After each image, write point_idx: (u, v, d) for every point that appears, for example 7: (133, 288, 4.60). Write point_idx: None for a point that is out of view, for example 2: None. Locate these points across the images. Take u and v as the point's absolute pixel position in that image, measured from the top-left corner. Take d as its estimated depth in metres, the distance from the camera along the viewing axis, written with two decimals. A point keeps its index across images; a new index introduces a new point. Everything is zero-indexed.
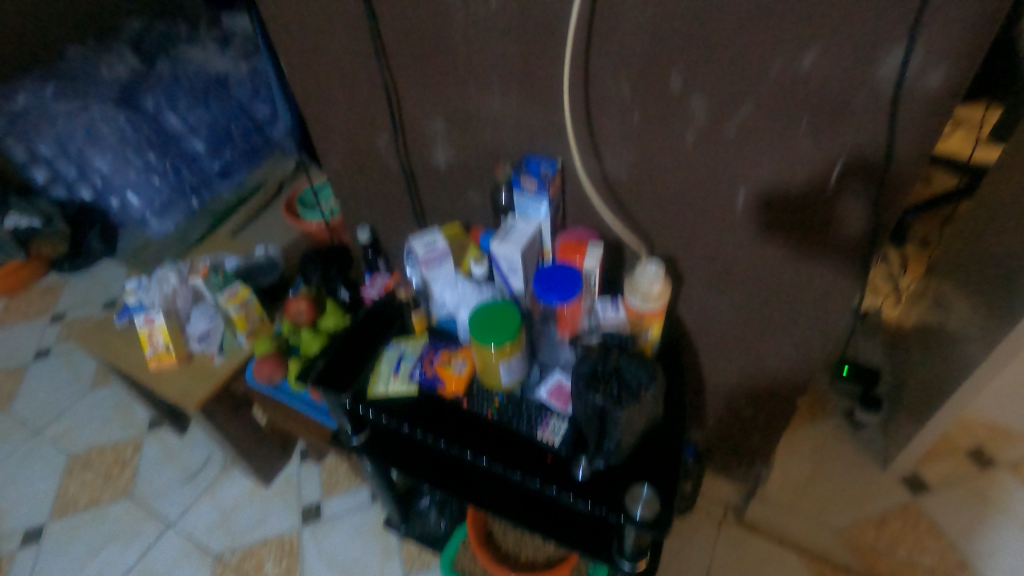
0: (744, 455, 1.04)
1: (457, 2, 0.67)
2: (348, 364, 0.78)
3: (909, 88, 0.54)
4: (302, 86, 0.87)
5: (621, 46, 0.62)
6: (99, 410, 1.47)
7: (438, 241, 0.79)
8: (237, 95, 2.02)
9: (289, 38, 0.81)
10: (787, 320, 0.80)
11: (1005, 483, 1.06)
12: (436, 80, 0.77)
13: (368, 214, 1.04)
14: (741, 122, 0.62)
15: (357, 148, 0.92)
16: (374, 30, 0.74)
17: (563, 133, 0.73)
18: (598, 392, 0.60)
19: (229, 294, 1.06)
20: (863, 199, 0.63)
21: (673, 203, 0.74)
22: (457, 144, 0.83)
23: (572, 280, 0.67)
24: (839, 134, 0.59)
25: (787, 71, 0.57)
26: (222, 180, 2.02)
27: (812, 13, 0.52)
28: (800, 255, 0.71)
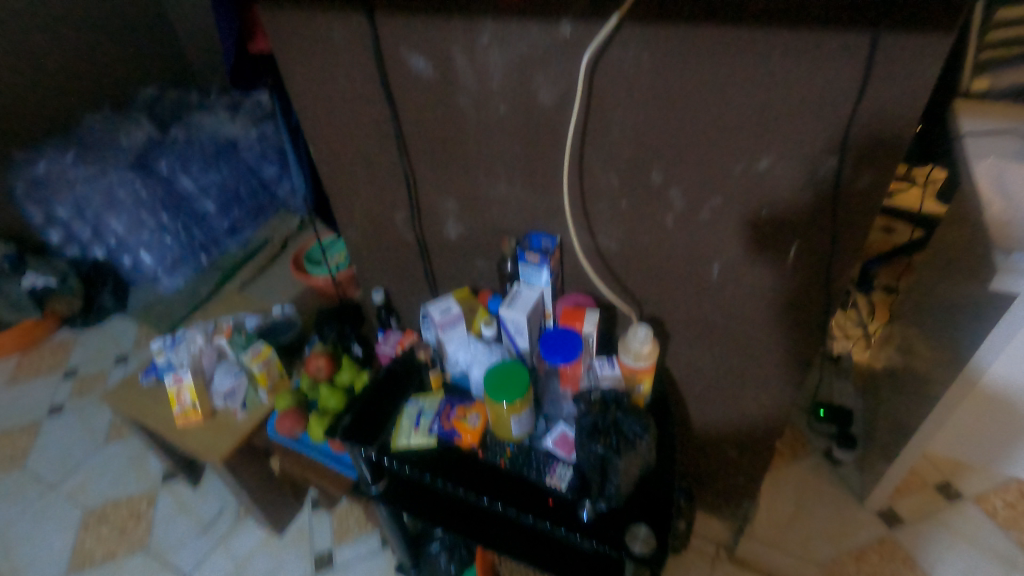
0: (732, 494, 1.12)
1: (471, 108, 0.79)
2: (372, 418, 0.86)
3: (845, 187, 0.66)
4: (328, 170, 0.99)
5: (609, 148, 0.75)
6: (113, 464, 1.52)
7: (452, 306, 0.89)
8: (246, 158, 2.14)
9: (320, 131, 0.93)
10: (761, 371, 0.90)
11: (971, 515, 1.14)
12: (449, 168, 0.88)
13: (382, 278, 1.15)
14: (711, 210, 0.74)
15: (376, 222, 1.03)
16: (397, 127, 0.86)
17: (561, 214, 0.85)
18: (599, 441, 0.70)
19: (253, 353, 1.15)
20: (817, 271, 0.74)
21: (658, 273, 0.85)
22: (467, 220, 0.94)
23: (574, 342, 0.77)
24: (793, 220, 0.71)
25: (747, 171, 0.69)
26: (229, 237, 2.17)
27: (765, 129, 0.65)
28: (768, 317, 0.82)
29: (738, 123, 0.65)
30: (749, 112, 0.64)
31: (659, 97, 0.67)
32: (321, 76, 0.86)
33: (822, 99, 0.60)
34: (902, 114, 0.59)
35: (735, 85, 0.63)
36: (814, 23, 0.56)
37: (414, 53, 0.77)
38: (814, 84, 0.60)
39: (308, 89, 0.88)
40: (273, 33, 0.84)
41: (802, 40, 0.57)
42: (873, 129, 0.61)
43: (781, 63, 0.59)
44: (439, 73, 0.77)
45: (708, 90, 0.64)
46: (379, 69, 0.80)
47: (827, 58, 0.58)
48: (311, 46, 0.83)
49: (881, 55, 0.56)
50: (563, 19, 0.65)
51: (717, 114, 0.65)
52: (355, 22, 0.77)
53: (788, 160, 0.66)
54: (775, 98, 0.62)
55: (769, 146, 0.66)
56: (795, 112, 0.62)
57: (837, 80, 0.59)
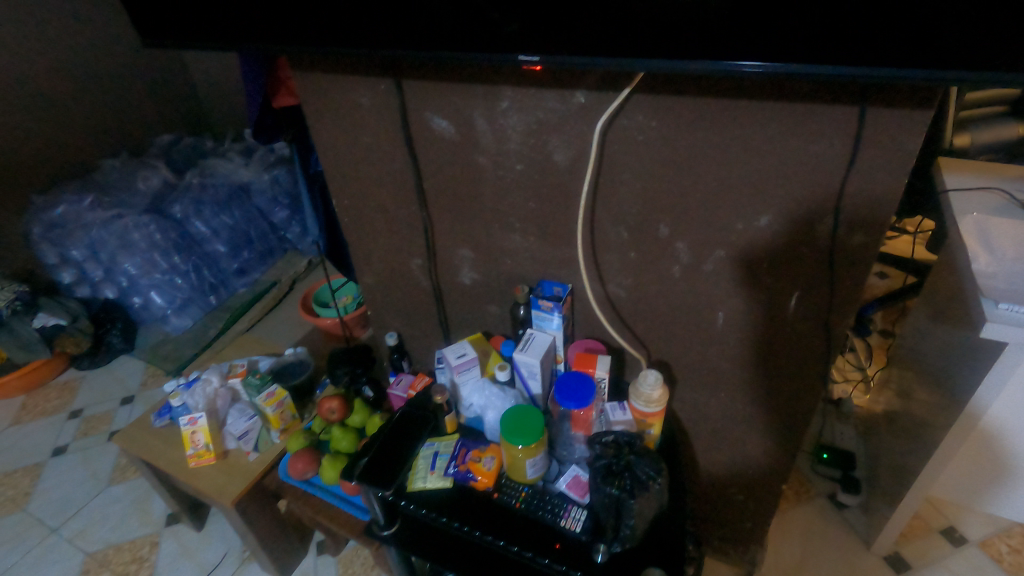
0: (739, 538, 1.13)
1: (489, 166, 0.85)
2: (389, 460, 0.87)
3: (841, 242, 0.71)
4: (349, 219, 1.04)
5: (619, 204, 0.80)
6: (117, 507, 1.51)
7: (467, 350, 0.94)
8: (257, 202, 2.22)
9: (344, 184, 0.99)
10: (765, 415, 0.93)
11: (977, 561, 1.15)
12: (466, 219, 0.93)
13: (396, 322, 1.18)
14: (716, 261, 0.79)
15: (393, 268, 1.08)
16: (418, 181, 0.92)
17: (573, 264, 0.89)
18: (614, 483, 0.72)
19: (267, 395, 1.17)
20: (817, 319, 0.79)
21: (665, 320, 0.89)
22: (481, 268, 0.99)
23: (586, 387, 0.80)
24: (793, 271, 0.75)
25: (749, 226, 0.74)
26: (238, 278, 2.23)
27: (765, 189, 0.70)
28: (771, 363, 0.86)
29: (740, 184, 0.71)
30: (750, 174, 0.70)
31: (666, 159, 0.73)
32: (348, 135, 0.92)
33: (816, 164, 0.66)
34: (890, 179, 0.64)
35: (736, 151, 0.68)
36: (808, 99, 0.62)
37: (438, 116, 0.83)
38: (808, 151, 0.66)
39: (335, 146, 0.94)
40: (306, 96, 0.90)
41: (797, 113, 0.63)
42: (864, 191, 0.66)
43: (778, 132, 0.65)
44: (460, 134, 0.84)
45: (711, 155, 0.70)
46: (404, 130, 0.86)
47: (819, 129, 0.64)
48: (340, 108, 0.89)
49: (868, 127, 0.62)
50: (578, 90, 0.71)
51: (720, 176, 0.71)
52: (383, 88, 0.84)
53: (786, 218, 0.71)
54: (773, 163, 0.68)
55: (769, 206, 0.71)
56: (793, 175, 0.68)
57: (829, 148, 0.64)
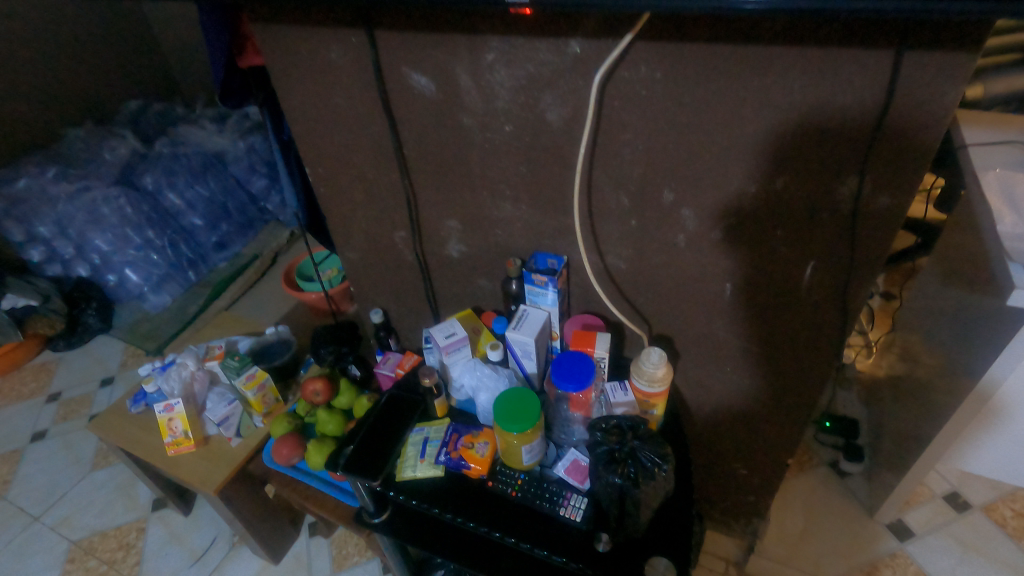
0: (742, 511, 1.10)
1: (475, 127, 0.77)
2: (375, 448, 0.82)
3: (864, 207, 0.64)
4: (326, 189, 0.96)
5: (620, 166, 0.72)
6: (101, 492, 1.46)
7: (457, 329, 0.87)
8: (233, 171, 2.12)
9: (318, 150, 0.90)
10: (774, 390, 0.88)
11: (981, 527, 1.13)
12: (453, 187, 0.86)
13: (381, 298, 1.11)
14: (725, 229, 0.72)
15: (375, 241, 1.00)
16: (398, 146, 0.84)
17: (568, 233, 0.83)
18: (617, 472, 0.67)
19: (247, 378, 1.11)
20: (834, 291, 0.73)
21: (668, 292, 0.83)
22: (470, 240, 0.92)
23: (585, 369, 0.74)
24: (808, 240, 0.69)
25: (762, 191, 0.67)
26: (218, 252, 2.12)
27: (783, 149, 0.63)
28: (781, 335, 0.80)
29: (755, 143, 0.64)
30: (767, 132, 0.62)
31: (674, 115, 0.65)
32: (319, 96, 0.83)
33: (842, 119, 0.59)
34: (924, 133, 0.57)
35: (752, 105, 0.61)
36: (837, 45, 0.54)
37: (416, 72, 0.74)
38: (833, 105, 0.58)
39: (306, 110, 0.85)
40: (269, 53, 0.81)
41: (822, 62, 0.56)
42: (895, 149, 0.59)
43: (801, 84, 0.58)
44: (442, 92, 0.75)
45: (724, 110, 0.62)
46: (380, 89, 0.77)
47: (847, 79, 0.56)
48: (308, 66, 0.80)
49: (903, 76, 0.54)
50: (573, 38, 0.63)
51: (734, 133, 0.64)
52: (354, 40, 0.75)
53: (804, 180, 0.64)
54: (793, 119, 0.60)
55: (786, 167, 0.64)
56: (813, 132, 0.61)
57: (857, 100, 0.57)
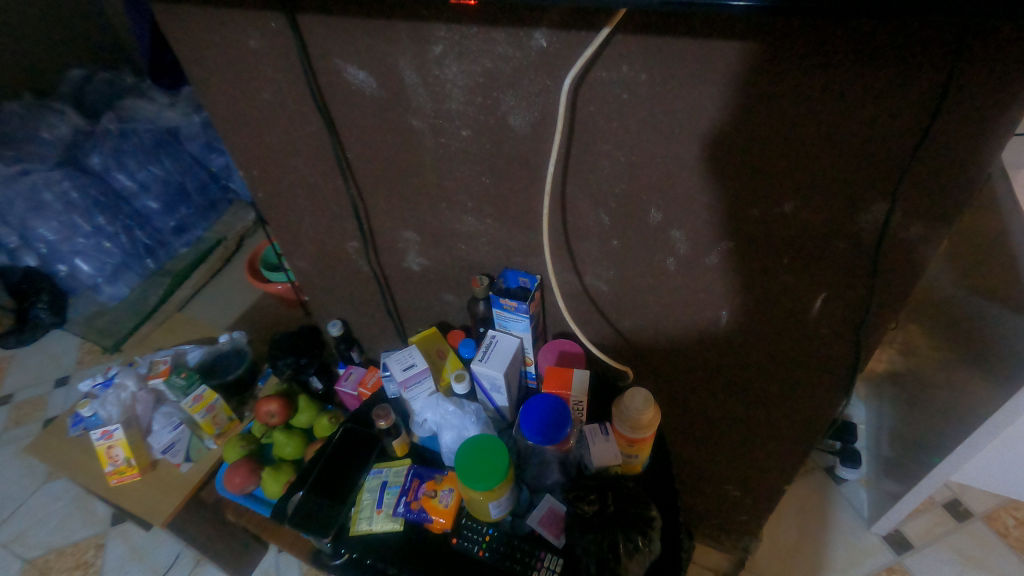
0: (733, 528, 1.03)
1: (426, 131, 0.64)
2: (328, 497, 0.74)
3: (893, 237, 0.53)
4: (264, 194, 0.83)
5: (600, 181, 0.61)
6: (57, 505, 1.38)
7: (416, 359, 0.78)
8: (190, 148, 1.93)
9: (251, 153, 0.77)
10: (774, 421, 0.79)
11: (982, 537, 1.08)
12: (405, 197, 0.74)
13: (339, 308, 1.00)
14: (722, 255, 0.62)
15: (326, 250, 0.88)
16: (339, 151, 0.71)
17: (539, 252, 0.71)
18: (595, 538, 0.58)
19: (193, 400, 1.00)
20: (847, 326, 0.62)
21: (656, 317, 0.72)
22: (431, 253, 0.80)
23: (559, 418, 0.64)
24: (818, 270, 0.59)
25: (768, 214, 0.56)
26: (178, 237, 1.94)
27: (796, 166, 0.52)
28: (785, 367, 0.71)
29: (761, 158, 0.52)
30: (776, 144, 0.51)
31: (665, 124, 0.53)
32: (243, 91, 0.69)
33: (871, 136, 0.48)
34: (972, 158, 0.46)
35: (761, 112, 0.49)
36: (877, 44, 0.43)
37: (351, 65, 0.61)
38: (862, 118, 0.47)
39: (231, 107, 0.72)
40: (179, 42, 0.67)
41: (853, 65, 0.44)
42: (934, 173, 0.48)
43: (827, 90, 0.46)
44: (384, 90, 0.62)
45: (726, 117, 0.51)
46: (311, 84, 0.64)
47: (887, 87, 0.45)
48: (226, 56, 0.66)
49: (957, 87, 0.43)
50: (537, 29, 0.50)
51: (737, 146, 0.52)
52: (273, 25, 0.61)
53: (818, 203, 0.54)
54: (811, 130, 0.49)
55: (800, 187, 0.53)
56: (834, 149, 0.49)
57: (893, 116, 0.46)
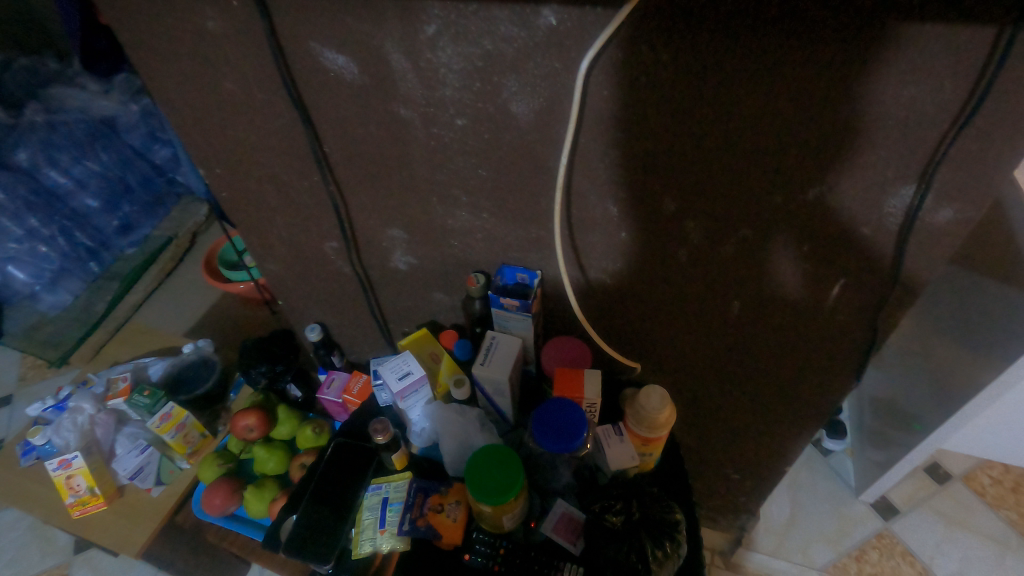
0: (731, 509, 1.04)
1: (415, 121, 0.58)
2: (326, 522, 0.69)
3: (922, 220, 0.52)
4: (228, 194, 0.75)
5: (612, 170, 0.57)
6: (11, 536, 1.28)
7: (412, 367, 0.73)
8: (130, 140, 1.73)
9: (213, 149, 0.69)
10: (781, 407, 0.78)
11: (961, 498, 1.13)
12: (391, 192, 0.68)
13: (316, 311, 0.93)
14: (738, 243, 0.59)
15: (300, 251, 0.81)
16: (317, 145, 0.64)
17: (540, 246, 0.67)
18: (624, 550, 0.56)
19: (161, 419, 0.93)
20: (866, 313, 0.61)
21: (664, 309, 0.70)
22: (419, 251, 0.74)
23: (576, 424, 0.61)
24: (839, 257, 0.57)
25: (791, 199, 0.54)
26: (123, 236, 1.78)
27: (789, 140, 0.50)
28: (795, 356, 0.70)
29: (754, 131, 0.50)
30: (772, 117, 0.49)
31: (676, 104, 0.50)
32: (201, 80, 0.61)
33: (882, 112, 0.46)
34: (1010, 135, 0.45)
35: (759, 82, 0.47)
36: (900, 15, 0.41)
37: (328, 49, 0.55)
38: (866, 92, 0.46)
39: (186, 97, 0.64)
40: (119, 24, 0.58)
41: (863, 36, 0.43)
42: (976, 154, 0.46)
43: (843, 63, 0.44)
44: (368, 76, 0.56)
45: (723, 88, 0.48)
46: (282, 71, 0.57)
47: (906, 62, 0.43)
48: (179, 40, 0.58)
49: (1007, 62, 0.41)
50: (546, 5, 0.46)
51: (727, 118, 0.50)
52: (234, 3, 0.53)
53: (811, 178, 0.52)
54: (808, 102, 0.47)
55: (787, 160, 0.51)
56: (835, 123, 0.48)
57: (934, 93, 0.44)
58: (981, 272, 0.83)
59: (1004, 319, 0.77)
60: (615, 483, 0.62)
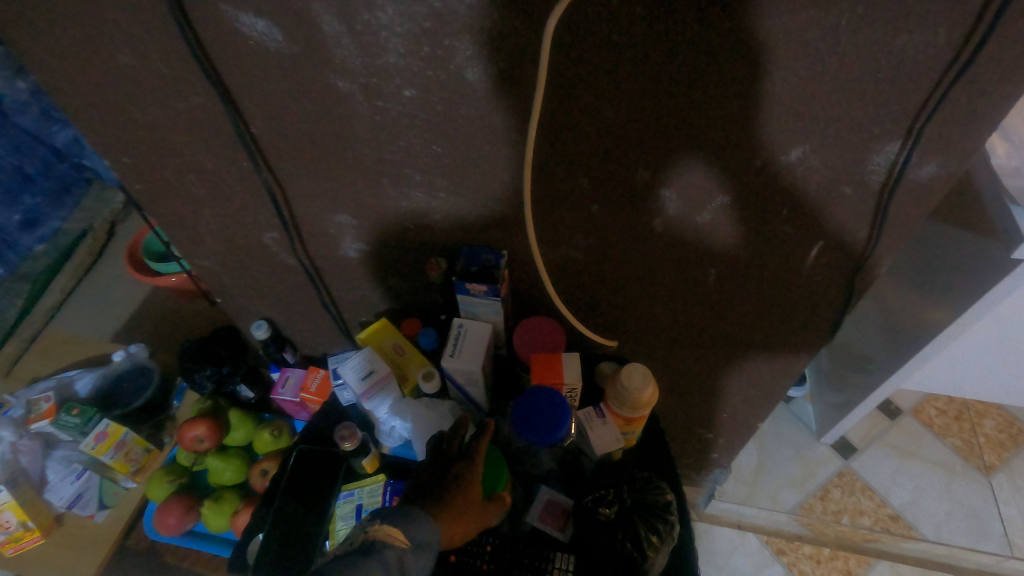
0: (704, 465, 1.06)
1: (356, 94, 0.51)
2: (294, 538, 0.63)
3: (905, 178, 0.50)
4: (144, 186, 0.66)
5: (581, 139, 0.52)
6: None
7: (376, 365, 0.68)
8: (20, 120, 1.41)
9: (116, 135, 0.59)
10: (755, 367, 0.77)
11: (911, 430, 1.19)
12: (334, 174, 0.60)
13: (262, 307, 0.85)
14: (714, 212, 0.56)
15: (236, 244, 0.73)
16: (242, 126, 0.56)
17: (506, 223, 0.62)
18: (619, 537, 0.55)
19: (96, 439, 0.84)
20: (843, 273, 0.60)
21: (639, 280, 0.67)
22: (372, 237, 0.68)
23: (558, 413, 0.58)
24: (818, 219, 0.55)
25: (771, 163, 0.51)
26: (27, 232, 1.50)
27: (740, 98, 0.47)
28: (771, 319, 0.69)
29: (701, 94, 0.47)
30: (720, 74, 0.45)
31: (627, 69, 0.46)
32: (89, 54, 0.52)
33: (870, 64, 0.43)
34: (1001, 84, 0.42)
35: (703, 39, 0.43)
36: None
37: (244, 12, 0.46)
38: (851, 45, 0.42)
39: (72, 75, 0.54)
40: None
41: None
42: (966, 105, 0.44)
43: (830, 12, 0.41)
44: (294, 43, 0.48)
45: (672, 49, 0.44)
46: (191, 43, 0.49)
47: (901, 9, 0.40)
48: (55, 5, 0.48)
49: (1006, 7, 0.39)
50: None
51: (696, 79, 0.46)
52: None
53: (774, 140, 0.49)
54: (772, 58, 0.44)
55: (752, 123, 0.48)
56: (792, 77, 0.45)
57: (926, 44, 0.41)
58: (937, 218, 0.83)
59: (960, 263, 0.78)
60: (605, 476, 0.61)
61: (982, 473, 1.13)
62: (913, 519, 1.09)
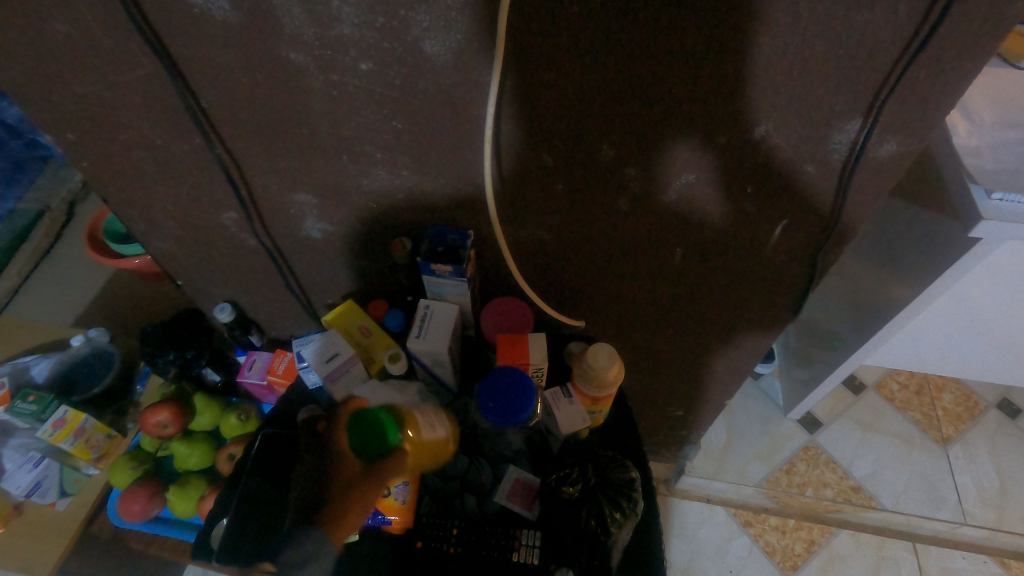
0: (675, 441, 1.07)
1: (310, 67, 0.49)
2: (260, 517, 0.62)
3: (866, 155, 0.50)
4: (92, 165, 0.62)
5: (544, 116, 0.51)
6: None
7: (340, 348, 0.67)
8: None
9: (56, 109, 0.56)
10: (721, 343, 0.78)
11: (875, 405, 1.23)
12: (291, 151, 0.58)
13: (224, 289, 0.83)
14: (679, 189, 0.56)
15: (193, 224, 0.70)
16: (192, 100, 0.54)
17: (470, 202, 0.61)
18: (583, 515, 0.56)
19: (54, 427, 0.80)
20: (806, 249, 0.61)
21: (606, 259, 0.66)
22: (335, 216, 0.66)
23: (524, 395, 0.58)
24: (782, 196, 0.55)
25: (736, 139, 0.50)
26: None
27: (702, 74, 0.46)
28: (736, 296, 0.69)
29: (662, 69, 0.46)
30: (681, 50, 0.44)
31: (587, 43, 0.45)
32: (21, 22, 0.48)
33: (832, 40, 0.42)
34: (961, 60, 0.42)
35: (664, 14, 0.42)
36: None
37: None
38: (813, 19, 0.41)
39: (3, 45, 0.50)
40: None
41: None
42: (925, 82, 0.44)
43: None
44: (241, 11, 0.45)
45: (633, 23, 0.43)
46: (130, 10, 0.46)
47: None
48: None
49: None
50: None
51: (658, 54, 0.45)
52: None
53: (739, 117, 0.49)
54: (733, 32, 0.43)
55: (715, 99, 0.48)
56: (754, 51, 0.44)
57: (887, 19, 0.41)
58: (900, 197, 0.84)
59: (920, 241, 0.79)
60: (570, 455, 0.61)
61: (940, 444, 1.17)
62: (874, 490, 1.13)
